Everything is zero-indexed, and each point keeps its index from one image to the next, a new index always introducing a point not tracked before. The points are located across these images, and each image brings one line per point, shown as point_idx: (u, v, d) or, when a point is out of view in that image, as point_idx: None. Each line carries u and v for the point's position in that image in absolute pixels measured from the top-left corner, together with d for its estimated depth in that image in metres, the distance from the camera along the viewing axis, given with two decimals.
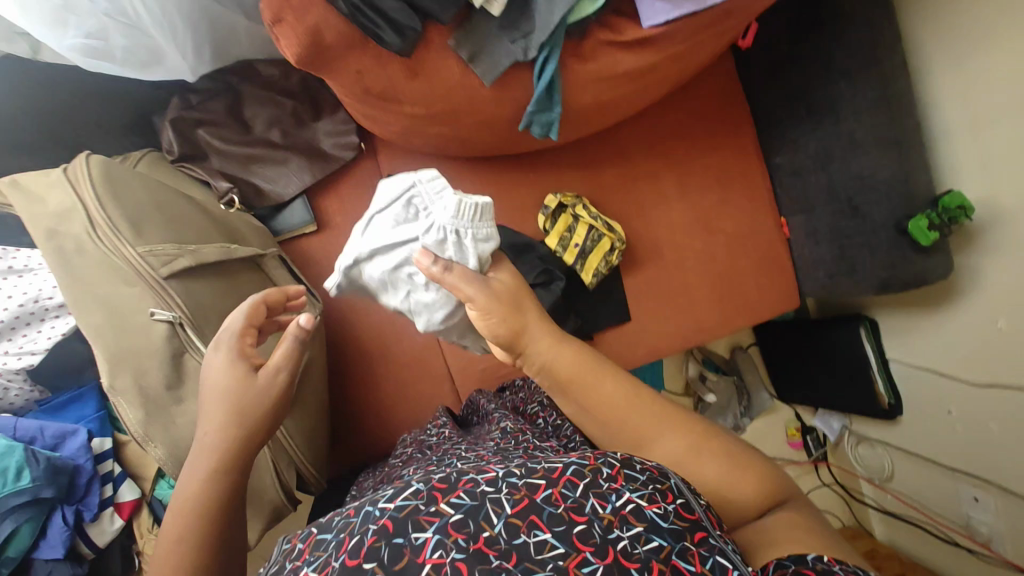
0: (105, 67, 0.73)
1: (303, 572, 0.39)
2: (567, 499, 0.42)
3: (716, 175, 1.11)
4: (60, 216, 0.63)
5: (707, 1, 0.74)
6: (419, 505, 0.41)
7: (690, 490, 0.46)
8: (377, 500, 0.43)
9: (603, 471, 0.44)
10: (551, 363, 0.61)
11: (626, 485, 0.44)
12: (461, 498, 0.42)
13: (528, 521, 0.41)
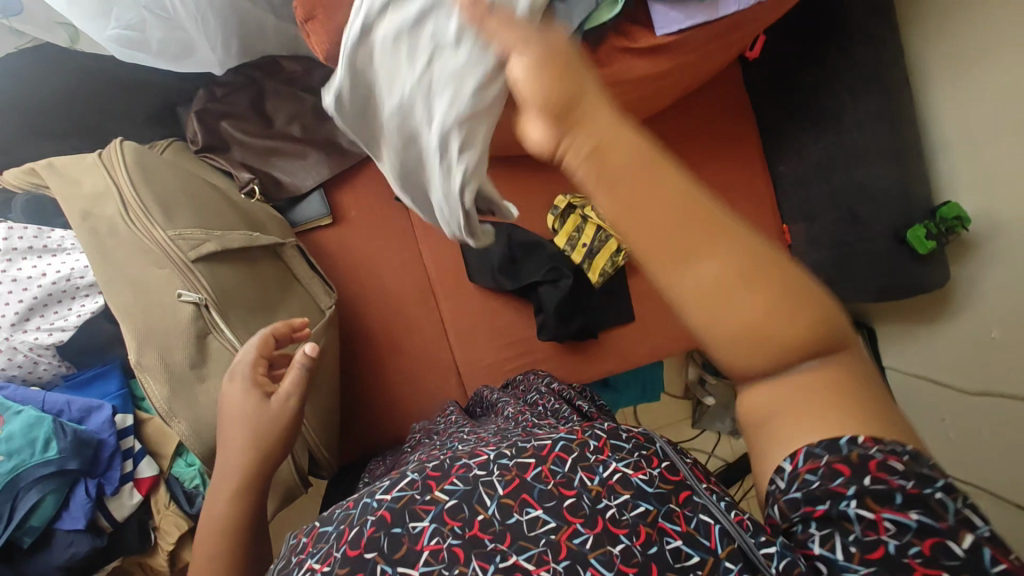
0: (140, 57, 0.76)
1: (308, 563, 0.43)
2: (556, 475, 0.46)
3: (721, 181, 1.14)
4: (94, 199, 0.66)
5: (718, 11, 0.78)
6: (415, 495, 0.45)
7: (673, 454, 0.50)
8: (375, 491, 0.47)
9: (590, 445, 0.48)
10: (603, 145, 0.33)
11: (612, 457, 0.48)
12: (454, 485, 0.45)
13: (520, 500, 0.45)
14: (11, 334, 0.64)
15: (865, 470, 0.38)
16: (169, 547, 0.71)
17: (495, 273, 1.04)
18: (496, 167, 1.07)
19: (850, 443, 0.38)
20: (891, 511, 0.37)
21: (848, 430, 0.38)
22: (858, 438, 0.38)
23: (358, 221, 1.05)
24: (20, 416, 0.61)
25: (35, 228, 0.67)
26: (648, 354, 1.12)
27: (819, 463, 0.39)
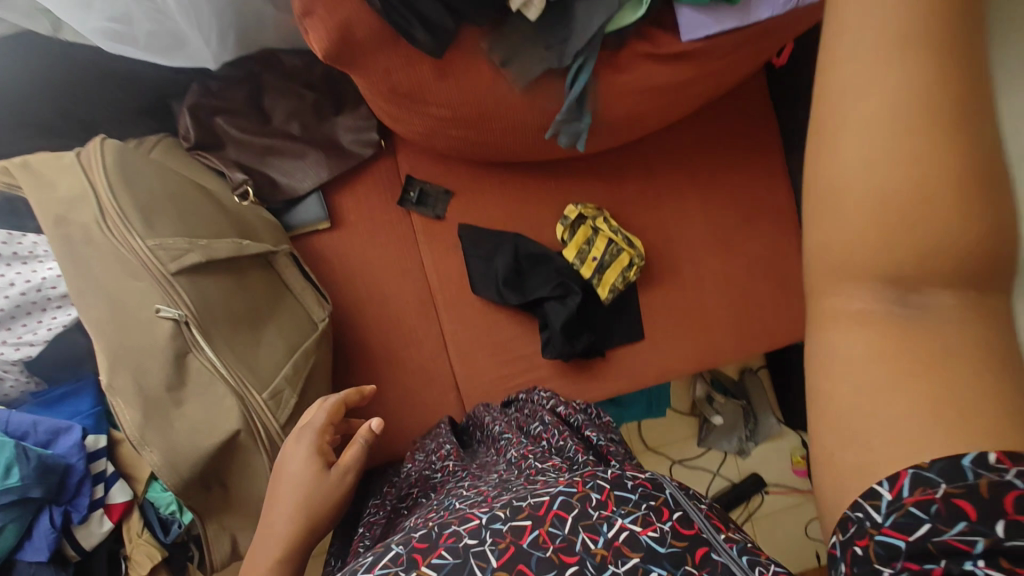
0: (128, 51, 0.72)
1: None
2: (556, 539, 0.42)
3: (741, 195, 1.08)
4: (69, 203, 0.60)
5: (751, 16, 0.72)
6: (398, 572, 0.41)
7: (688, 502, 0.46)
8: (357, 570, 0.43)
9: (592, 500, 0.44)
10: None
11: (616, 512, 0.44)
12: (443, 558, 0.42)
13: (516, 570, 0.41)
14: None
15: (993, 509, 0.30)
16: None
17: (498, 286, 0.99)
18: (505, 173, 1.02)
19: (978, 466, 0.30)
20: None
21: (979, 444, 0.30)
22: (990, 456, 0.29)
23: (357, 226, 1.00)
24: None
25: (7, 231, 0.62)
26: (656, 376, 1.07)
27: (934, 496, 0.31)
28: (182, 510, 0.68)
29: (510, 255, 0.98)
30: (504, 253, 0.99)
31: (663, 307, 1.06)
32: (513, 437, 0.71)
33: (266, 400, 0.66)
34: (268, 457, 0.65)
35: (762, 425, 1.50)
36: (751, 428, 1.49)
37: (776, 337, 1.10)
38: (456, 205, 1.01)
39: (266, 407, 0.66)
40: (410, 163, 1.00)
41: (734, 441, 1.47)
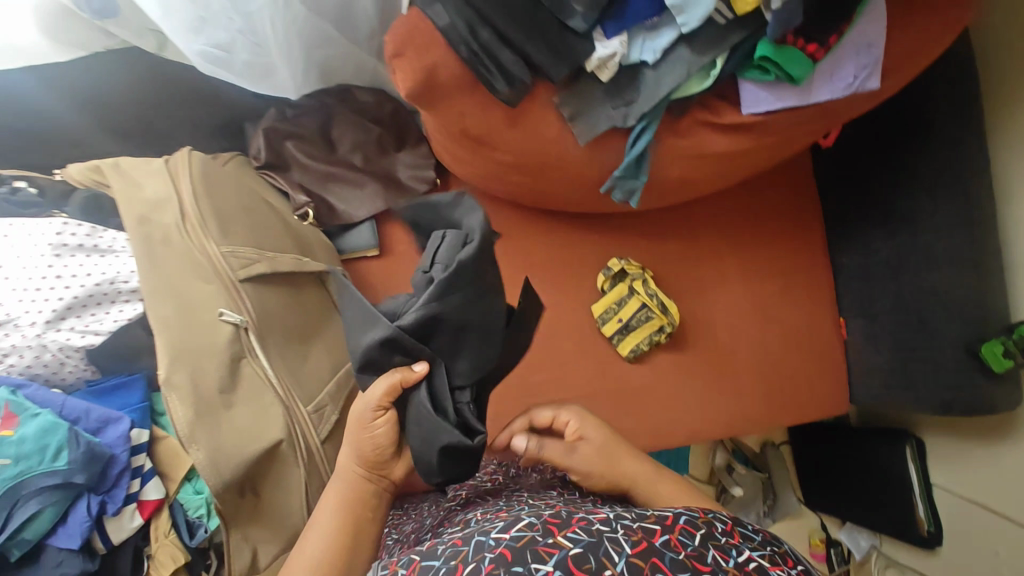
0: (222, 75, 0.75)
1: None
2: (686, 547, 0.47)
3: (780, 266, 1.09)
4: (153, 205, 0.64)
5: (811, 96, 0.75)
6: (537, 536, 0.48)
7: (806, 559, 0.51)
8: (491, 531, 0.50)
9: (717, 526, 0.50)
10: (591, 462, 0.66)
11: (742, 542, 0.49)
12: (578, 534, 0.48)
13: (651, 563, 0.46)
14: (42, 331, 0.61)
15: (670, 526, 0.49)
16: None
17: (405, 400, 0.60)
18: (550, 222, 1.05)
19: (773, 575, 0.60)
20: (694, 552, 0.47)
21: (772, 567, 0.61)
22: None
23: (403, 257, 1.02)
24: (35, 418, 0.58)
25: (86, 226, 0.65)
26: (683, 436, 1.06)
27: (694, 530, 0.49)
28: (211, 514, 0.69)
29: (440, 250, 0.59)
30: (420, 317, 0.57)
31: (694, 368, 1.06)
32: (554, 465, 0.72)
33: (310, 413, 0.67)
34: (304, 469, 0.67)
35: (782, 502, 1.42)
36: (769, 505, 1.42)
37: (804, 410, 1.09)
38: (502, 247, 1.03)
39: (309, 419, 0.67)
40: None
41: (751, 517, 1.41)
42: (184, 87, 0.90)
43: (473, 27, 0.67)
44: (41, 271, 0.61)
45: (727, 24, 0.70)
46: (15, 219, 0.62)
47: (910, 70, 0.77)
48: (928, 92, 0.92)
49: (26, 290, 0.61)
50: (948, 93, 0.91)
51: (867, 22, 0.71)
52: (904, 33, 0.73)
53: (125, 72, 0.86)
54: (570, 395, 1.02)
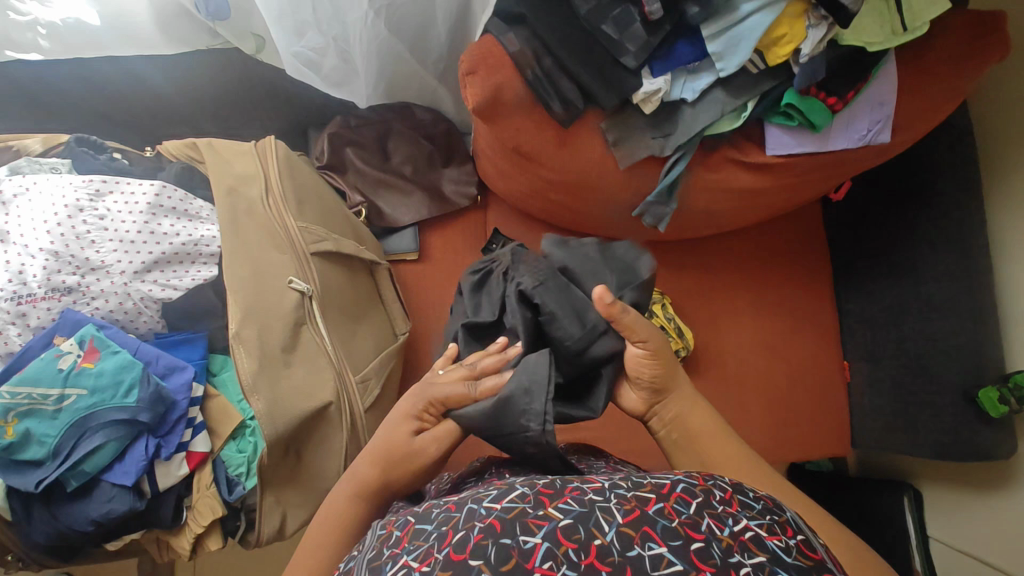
0: (306, 73, 0.83)
1: (403, 560, 0.42)
2: (681, 515, 0.42)
3: (790, 307, 1.16)
4: (242, 180, 0.72)
5: (828, 144, 0.84)
6: (527, 508, 0.43)
7: (808, 527, 0.45)
8: (481, 500, 0.45)
9: (716, 494, 0.44)
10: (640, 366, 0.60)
11: (741, 511, 0.43)
12: (569, 505, 0.43)
13: (642, 532, 0.40)
14: (129, 281, 0.67)
15: (663, 495, 0.43)
16: (198, 529, 0.70)
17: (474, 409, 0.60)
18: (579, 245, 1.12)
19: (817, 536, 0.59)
20: (690, 524, 0.41)
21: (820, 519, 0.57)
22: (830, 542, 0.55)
23: (438, 264, 1.08)
24: (114, 356, 0.63)
25: (179, 192, 0.71)
26: None
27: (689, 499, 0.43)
28: (250, 474, 0.72)
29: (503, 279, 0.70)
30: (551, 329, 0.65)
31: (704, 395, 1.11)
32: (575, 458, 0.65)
33: (357, 383, 0.73)
34: (345, 435, 0.71)
35: None
36: None
37: (807, 445, 1.13)
38: None
39: (356, 388, 0.73)
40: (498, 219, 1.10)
41: None
42: (260, 87, 0.99)
43: (539, 56, 0.77)
44: (136, 225, 0.67)
45: (759, 73, 0.79)
46: (120, 178, 0.69)
47: (918, 130, 0.86)
48: (932, 156, 1.01)
49: (121, 241, 0.67)
50: (951, 159, 1.00)
51: (880, 83, 0.81)
52: (915, 97, 0.83)
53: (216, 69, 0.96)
54: None
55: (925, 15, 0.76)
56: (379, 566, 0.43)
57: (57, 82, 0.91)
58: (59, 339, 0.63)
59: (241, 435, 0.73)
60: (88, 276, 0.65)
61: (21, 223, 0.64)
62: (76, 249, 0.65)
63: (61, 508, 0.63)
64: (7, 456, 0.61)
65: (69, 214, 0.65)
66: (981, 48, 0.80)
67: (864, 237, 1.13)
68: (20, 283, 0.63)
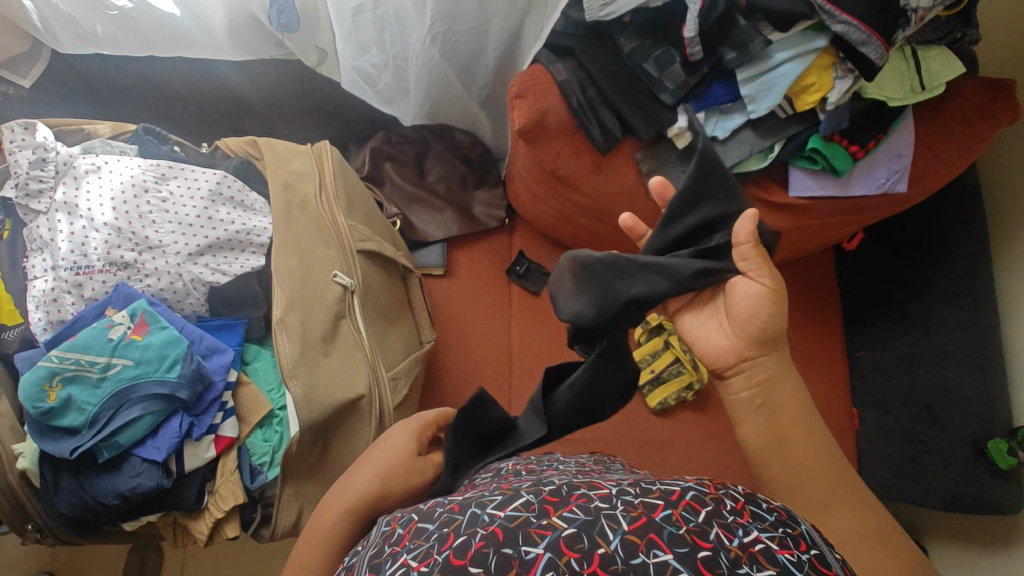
0: (362, 87, 0.93)
1: (403, 559, 0.41)
2: (689, 523, 0.40)
3: (800, 350, 1.18)
4: (299, 176, 0.76)
5: (848, 189, 0.89)
6: (531, 517, 0.41)
7: (823, 541, 0.42)
8: (484, 504, 0.44)
9: (727, 504, 0.42)
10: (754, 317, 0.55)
11: (754, 522, 0.41)
12: (573, 513, 0.41)
13: (647, 539, 0.39)
14: (183, 262, 0.69)
15: (671, 502, 0.42)
16: (218, 514, 0.69)
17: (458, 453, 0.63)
18: None
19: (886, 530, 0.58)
20: (698, 535, 0.39)
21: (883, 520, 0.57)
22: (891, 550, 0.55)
23: (462, 281, 1.10)
24: (162, 331, 0.65)
25: (238, 184, 0.75)
26: None
27: (699, 508, 0.41)
28: (273, 464, 0.72)
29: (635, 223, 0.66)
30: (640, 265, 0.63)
31: None
32: (588, 462, 0.64)
33: (388, 380, 0.75)
34: (373, 430, 0.72)
35: None
36: None
37: None
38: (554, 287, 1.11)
39: (387, 385, 0.75)
40: (524, 242, 1.13)
41: None
42: (311, 99, 1.04)
43: (584, 86, 0.83)
44: (196, 211, 0.71)
45: (787, 117, 0.84)
46: (185, 166, 0.73)
47: (933, 183, 0.91)
48: (943, 211, 1.07)
49: (179, 224, 0.70)
50: (961, 217, 1.05)
51: (898, 136, 0.87)
52: (930, 152, 0.88)
53: (273, 78, 1.00)
54: (596, 436, 1.02)
55: (943, 76, 0.82)
56: (379, 565, 0.42)
57: (122, 76, 0.97)
58: (112, 310, 0.65)
59: (268, 423, 0.73)
60: (145, 253, 0.68)
61: (88, 198, 0.67)
62: (137, 227, 0.68)
63: (90, 479, 0.64)
64: (45, 421, 0.62)
65: (135, 194, 0.69)
66: (993, 112, 0.86)
67: (876, 287, 1.16)
68: (81, 254, 0.66)
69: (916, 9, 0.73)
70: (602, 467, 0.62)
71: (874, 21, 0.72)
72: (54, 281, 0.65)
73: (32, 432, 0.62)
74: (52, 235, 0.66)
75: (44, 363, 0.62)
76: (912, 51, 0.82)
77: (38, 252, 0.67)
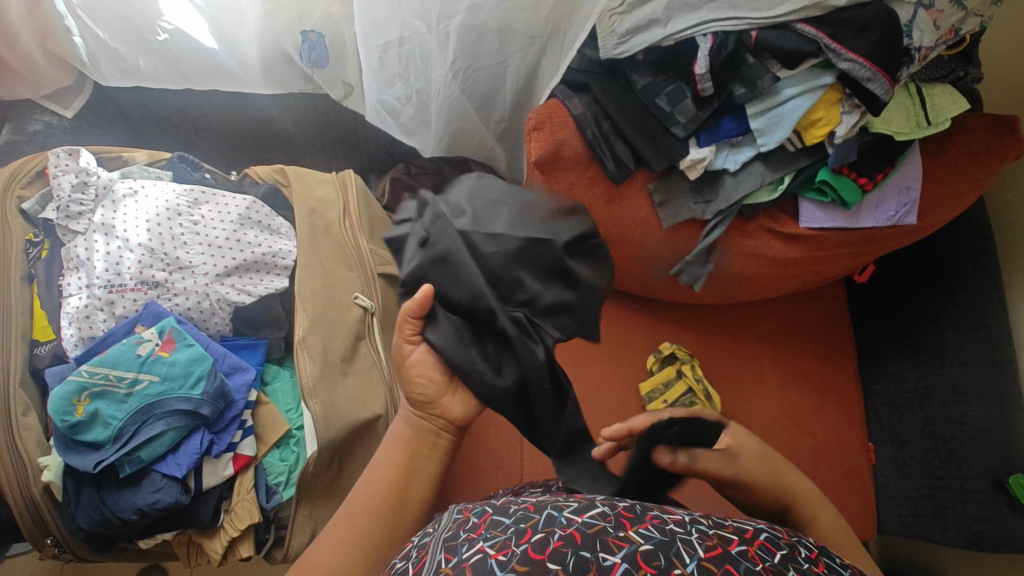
0: (386, 119, 0.97)
1: (480, 544, 0.42)
2: (765, 561, 0.40)
3: (814, 382, 1.17)
4: (323, 203, 0.80)
5: (857, 221, 0.91)
6: (608, 527, 0.42)
7: None
8: (562, 508, 0.44)
9: (801, 552, 0.42)
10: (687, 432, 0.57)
11: (828, 574, 0.41)
12: (650, 532, 0.41)
13: (723, 568, 0.38)
14: (210, 282, 0.71)
15: (749, 539, 0.42)
16: (234, 533, 0.69)
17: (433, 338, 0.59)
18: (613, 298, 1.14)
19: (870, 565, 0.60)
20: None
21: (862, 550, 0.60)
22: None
23: None
24: (189, 348, 0.67)
25: (266, 209, 0.78)
26: None
27: (775, 549, 0.41)
28: (289, 484, 0.73)
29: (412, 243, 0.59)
30: (493, 224, 0.57)
31: None
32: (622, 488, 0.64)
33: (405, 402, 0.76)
34: None
35: None
36: None
37: None
38: None
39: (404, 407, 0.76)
40: None
41: None
42: (334, 131, 1.08)
43: (599, 119, 0.87)
44: (225, 233, 0.73)
45: (796, 151, 0.86)
46: (217, 191, 0.76)
47: (942, 218, 0.92)
48: (953, 244, 1.07)
49: (209, 246, 0.72)
50: (972, 251, 1.06)
51: (906, 169, 0.89)
52: (937, 186, 0.90)
53: (299, 110, 1.04)
54: None
55: (948, 112, 0.84)
56: (455, 547, 0.42)
57: (156, 107, 1.02)
58: (141, 327, 0.68)
59: (285, 443, 0.74)
60: (175, 273, 0.70)
61: (125, 220, 0.70)
62: (169, 248, 0.70)
63: (111, 494, 0.65)
64: (71, 434, 0.63)
65: (168, 217, 0.72)
66: (998, 147, 0.88)
67: (889, 320, 1.16)
68: (115, 273, 0.68)
69: (919, 48, 0.77)
70: (630, 493, 0.62)
71: (880, 59, 0.74)
72: (88, 298, 0.68)
73: (58, 446, 0.63)
74: (89, 254, 0.69)
75: (75, 377, 0.63)
76: (917, 88, 0.85)
77: (74, 270, 0.70)
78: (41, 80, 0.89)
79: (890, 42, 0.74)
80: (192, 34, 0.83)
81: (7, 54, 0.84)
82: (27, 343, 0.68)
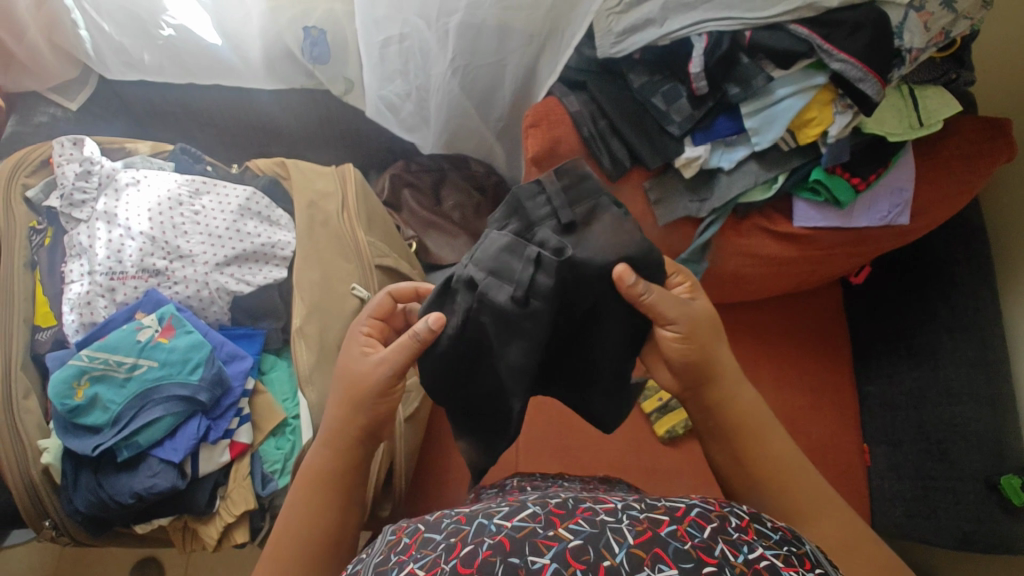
0: (387, 116, 0.99)
1: (410, 567, 0.41)
2: (694, 538, 0.40)
3: (809, 383, 1.18)
4: (320, 195, 0.81)
5: (852, 221, 0.92)
6: (537, 528, 0.41)
7: (828, 562, 0.42)
8: (491, 516, 0.44)
9: (731, 522, 0.42)
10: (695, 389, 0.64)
11: (757, 540, 0.41)
12: (580, 525, 0.41)
13: (653, 554, 0.39)
14: (210, 272, 0.73)
15: (678, 518, 0.42)
16: (229, 519, 0.70)
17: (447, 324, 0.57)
18: None
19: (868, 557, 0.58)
20: (706, 554, 0.39)
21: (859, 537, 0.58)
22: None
23: None
24: (187, 335, 0.68)
25: (266, 201, 0.79)
26: None
27: (705, 524, 0.41)
28: (284, 472, 0.73)
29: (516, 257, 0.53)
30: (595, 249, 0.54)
31: None
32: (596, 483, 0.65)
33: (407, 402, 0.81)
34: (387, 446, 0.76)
35: None
36: None
37: None
38: None
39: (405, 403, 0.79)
40: None
41: None
42: (336, 126, 1.09)
43: (595, 117, 0.88)
44: (225, 223, 0.75)
45: (790, 150, 0.87)
46: (218, 182, 0.77)
47: (938, 217, 0.92)
48: (946, 246, 1.08)
49: (209, 235, 0.73)
50: (966, 254, 1.06)
51: (899, 169, 0.90)
52: (932, 186, 0.91)
53: (301, 107, 1.06)
54: (601, 460, 1.01)
55: (939, 113, 0.85)
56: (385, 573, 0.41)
57: (160, 101, 1.03)
58: (141, 314, 0.69)
59: (282, 432, 0.73)
60: (175, 262, 0.72)
61: (127, 209, 0.71)
62: (170, 237, 0.72)
63: (108, 477, 0.66)
64: (71, 418, 0.64)
65: (170, 206, 0.73)
66: (990, 150, 0.89)
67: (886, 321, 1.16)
68: (116, 260, 0.70)
69: (910, 49, 0.78)
70: (609, 487, 0.64)
71: (871, 60, 0.76)
72: (89, 285, 0.69)
73: (57, 429, 0.65)
74: (91, 241, 0.70)
75: (76, 361, 0.65)
76: (909, 90, 0.86)
77: (76, 258, 0.71)
78: (46, 72, 0.90)
79: (880, 43, 0.75)
80: (195, 30, 0.85)
81: (15, 47, 0.86)
82: (28, 328, 0.69)
